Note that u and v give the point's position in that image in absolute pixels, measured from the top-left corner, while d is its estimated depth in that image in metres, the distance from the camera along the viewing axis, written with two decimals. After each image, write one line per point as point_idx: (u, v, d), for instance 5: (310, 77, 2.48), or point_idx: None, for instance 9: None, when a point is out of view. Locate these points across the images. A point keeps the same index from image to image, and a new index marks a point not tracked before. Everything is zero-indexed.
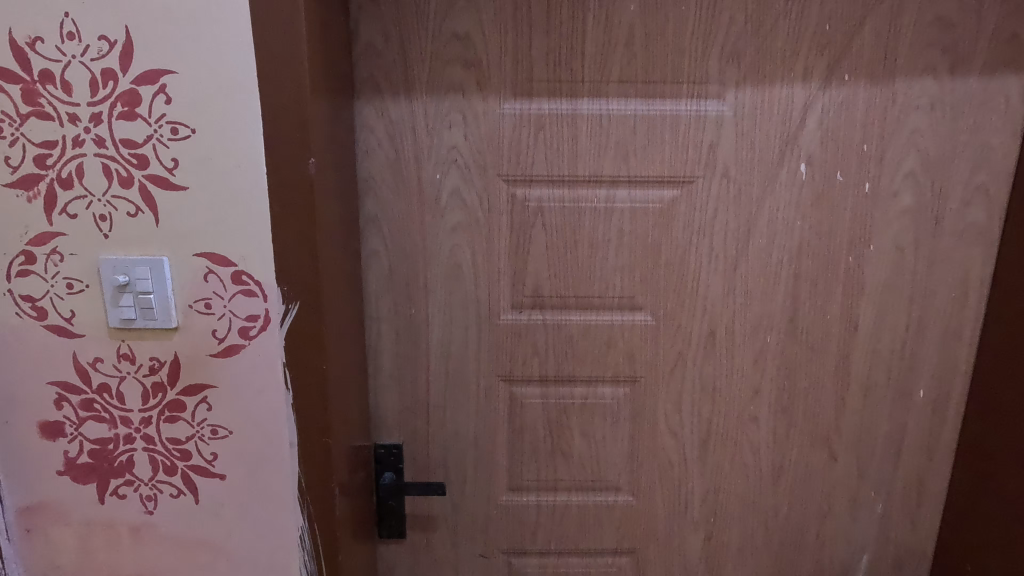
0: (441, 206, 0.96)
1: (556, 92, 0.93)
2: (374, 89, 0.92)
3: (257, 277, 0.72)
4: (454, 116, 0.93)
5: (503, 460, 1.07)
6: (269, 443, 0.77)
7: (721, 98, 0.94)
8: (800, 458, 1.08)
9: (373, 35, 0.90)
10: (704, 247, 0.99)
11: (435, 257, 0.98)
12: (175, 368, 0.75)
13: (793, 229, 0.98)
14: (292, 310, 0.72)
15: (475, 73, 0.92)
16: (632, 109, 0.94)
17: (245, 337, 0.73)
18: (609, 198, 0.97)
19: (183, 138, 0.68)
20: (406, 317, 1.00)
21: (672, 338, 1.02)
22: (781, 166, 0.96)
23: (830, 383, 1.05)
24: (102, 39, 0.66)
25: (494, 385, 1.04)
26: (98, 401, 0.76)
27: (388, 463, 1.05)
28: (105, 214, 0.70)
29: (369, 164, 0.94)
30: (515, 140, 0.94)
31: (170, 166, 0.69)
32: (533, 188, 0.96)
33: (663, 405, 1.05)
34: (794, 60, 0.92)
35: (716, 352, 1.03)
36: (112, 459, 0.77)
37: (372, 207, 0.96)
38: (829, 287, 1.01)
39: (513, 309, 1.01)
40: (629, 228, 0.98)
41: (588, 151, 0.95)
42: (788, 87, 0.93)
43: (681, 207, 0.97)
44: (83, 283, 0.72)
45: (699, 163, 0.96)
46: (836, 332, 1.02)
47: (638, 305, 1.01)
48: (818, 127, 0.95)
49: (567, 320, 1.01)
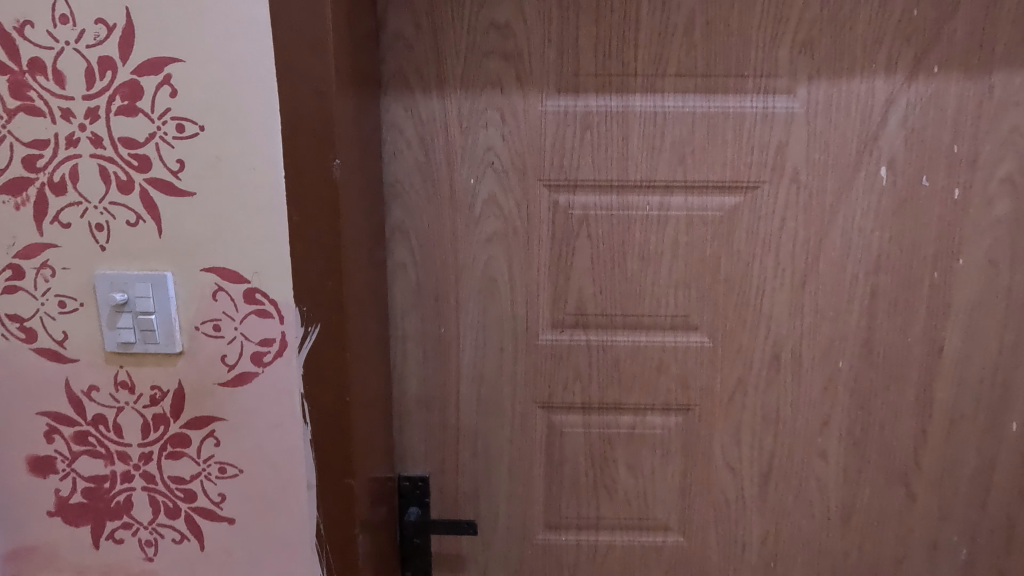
0: (475, 213, 0.87)
1: (605, 87, 0.83)
2: (403, 85, 0.83)
3: (273, 295, 0.62)
4: (491, 115, 0.84)
5: (539, 495, 0.96)
6: (285, 484, 0.68)
7: (791, 93, 0.83)
8: (874, 497, 0.96)
9: (403, 25, 0.81)
10: (770, 260, 0.88)
11: (468, 270, 0.89)
12: (179, 399, 0.65)
13: (871, 241, 0.87)
14: (312, 333, 0.63)
15: (516, 66, 0.83)
16: (690, 105, 0.83)
17: (259, 363, 0.64)
18: (662, 206, 0.87)
19: (190, 136, 0.59)
20: (435, 337, 0.91)
21: (731, 362, 0.91)
22: (858, 169, 0.85)
23: (909, 414, 0.93)
24: (100, 23, 0.57)
25: (532, 413, 0.93)
26: (93, 434, 0.67)
27: (414, 497, 0.96)
28: (102, 223, 0.61)
29: (397, 168, 0.85)
30: (558, 140, 0.84)
31: (175, 168, 0.60)
32: (577, 194, 0.86)
33: (719, 437, 0.94)
34: (876, 50, 0.82)
35: (779, 378, 0.92)
36: (108, 499, 0.68)
37: (399, 214, 0.87)
38: (910, 306, 0.89)
39: (554, 328, 0.91)
40: (686, 239, 0.87)
41: (640, 154, 0.85)
42: (868, 80, 0.83)
43: (744, 216, 0.87)
44: (76, 301, 0.63)
45: (765, 167, 0.85)
46: (917, 357, 0.91)
47: (693, 325, 0.90)
48: (901, 126, 0.84)
49: (613, 341, 0.91)
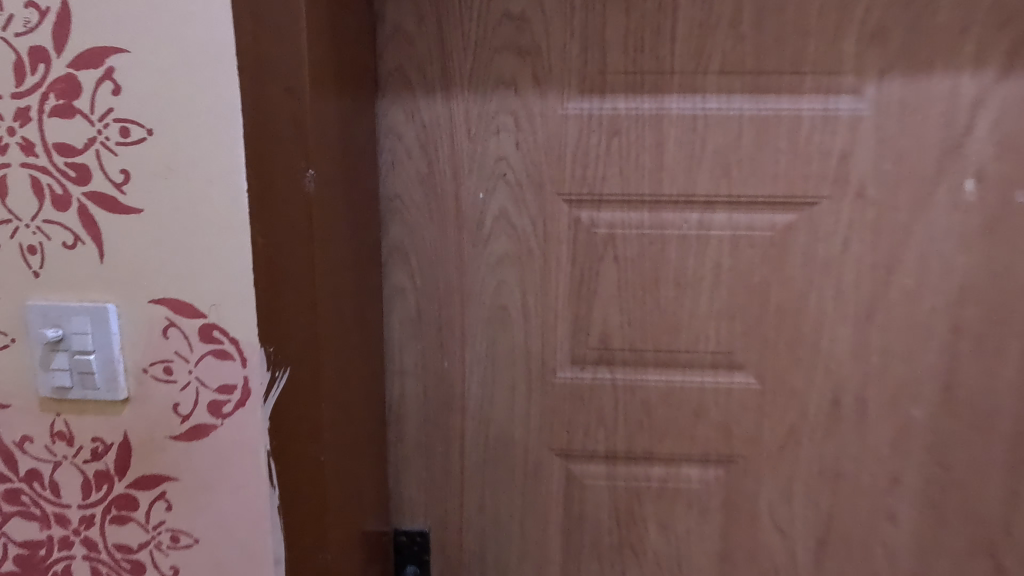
0: (484, 232, 0.75)
1: (636, 87, 0.71)
2: (403, 86, 0.72)
3: (234, 334, 0.52)
4: (503, 119, 0.73)
5: (556, 556, 0.84)
6: (248, 557, 0.56)
7: (857, 93, 0.70)
8: (953, 570, 0.81)
9: (403, 17, 0.71)
10: (830, 289, 0.75)
11: (475, 297, 0.77)
12: (124, 454, 0.55)
13: (953, 267, 0.73)
14: (280, 378, 0.52)
15: (533, 63, 0.72)
16: (736, 108, 0.71)
17: (218, 414, 0.53)
18: (703, 225, 0.74)
19: (135, 142, 0.49)
20: (437, 372, 0.79)
21: (782, 407, 0.78)
22: (938, 182, 0.72)
23: (999, 472, 0.78)
24: (31, 7, 0.48)
25: (548, 462, 0.81)
26: (27, 493, 0.56)
27: (411, 554, 0.84)
28: (34, 245, 0.51)
29: (395, 180, 0.75)
30: (581, 148, 0.73)
31: (119, 180, 0.50)
32: (602, 211, 0.75)
33: (767, 494, 0.81)
34: (961, 41, 0.69)
35: (840, 427, 0.78)
36: (44, 569, 0.58)
37: (397, 233, 0.76)
38: (1000, 345, 0.75)
39: (574, 365, 0.79)
40: (730, 264, 0.75)
41: (676, 164, 0.73)
42: (952, 76, 0.69)
43: (800, 237, 0.74)
44: (7, 337, 0.53)
45: (825, 180, 0.72)
46: (1008, 405, 0.76)
47: (737, 364, 0.77)
48: (991, 131, 0.70)
49: (643, 380, 0.78)
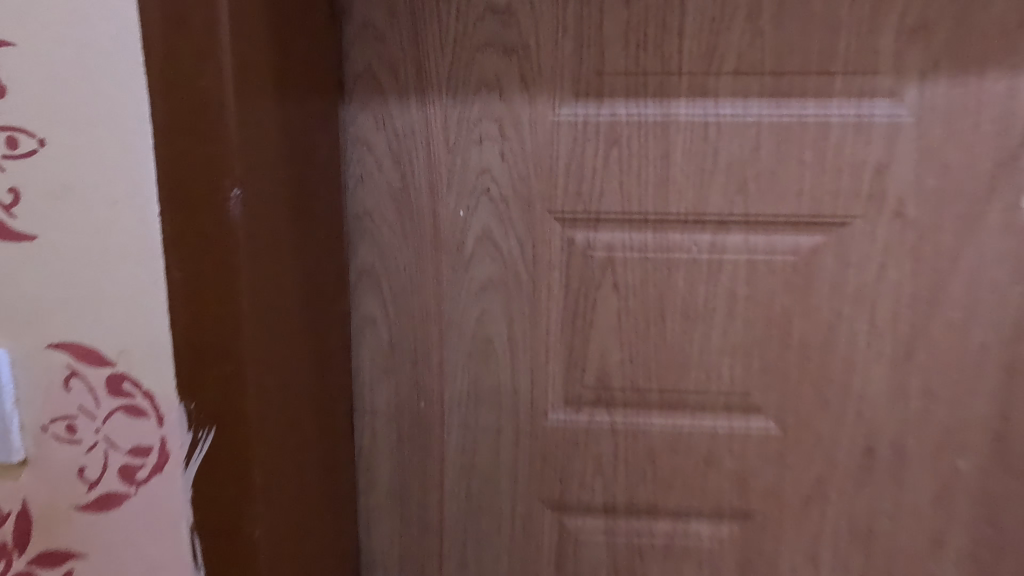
0: (465, 255, 0.66)
1: (638, 90, 0.62)
2: (372, 89, 0.64)
3: (148, 386, 0.43)
4: (486, 127, 0.64)
5: None
6: None
7: (895, 97, 0.61)
8: None
9: (373, 11, 0.62)
10: (863, 322, 0.65)
11: (455, 328, 0.68)
12: (23, 525, 0.46)
13: (1008, 297, 0.63)
14: (204, 440, 0.43)
15: (520, 63, 0.63)
16: (754, 113, 0.62)
17: (131, 480, 0.45)
18: (715, 248, 0.65)
19: (26, 155, 0.41)
20: (413, 412, 0.70)
21: (806, 456, 0.68)
22: (990, 200, 0.62)
23: None
24: None
25: (538, 514, 0.71)
26: None
27: None
28: None
29: (364, 195, 0.66)
30: (575, 160, 0.64)
31: (8, 201, 0.41)
32: (600, 231, 0.65)
33: (788, 555, 0.70)
34: (1019, 35, 0.59)
35: (874, 480, 0.68)
36: None
37: (367, 256, 0.67)
38: None
39: (567, 405, 0.69)
40: (746, 292, 0.65)
41: (684, 178, 0.63)
42: (1007, 77, 0.60)
43: (827, 262, 0.64)
44: None
45: (857, 196, 0.63)
46: None
47: (755, 407, 0.67)
48: None
49: (646, 424, 0.68)
